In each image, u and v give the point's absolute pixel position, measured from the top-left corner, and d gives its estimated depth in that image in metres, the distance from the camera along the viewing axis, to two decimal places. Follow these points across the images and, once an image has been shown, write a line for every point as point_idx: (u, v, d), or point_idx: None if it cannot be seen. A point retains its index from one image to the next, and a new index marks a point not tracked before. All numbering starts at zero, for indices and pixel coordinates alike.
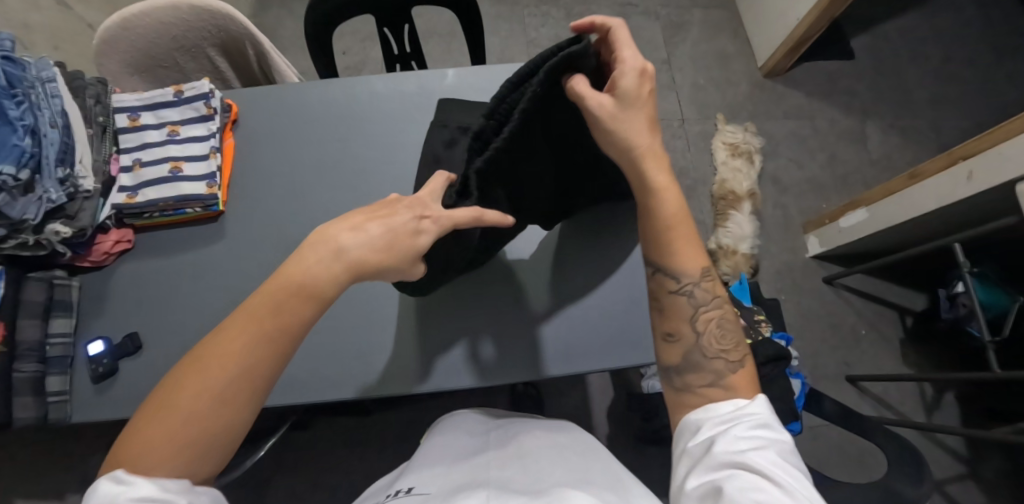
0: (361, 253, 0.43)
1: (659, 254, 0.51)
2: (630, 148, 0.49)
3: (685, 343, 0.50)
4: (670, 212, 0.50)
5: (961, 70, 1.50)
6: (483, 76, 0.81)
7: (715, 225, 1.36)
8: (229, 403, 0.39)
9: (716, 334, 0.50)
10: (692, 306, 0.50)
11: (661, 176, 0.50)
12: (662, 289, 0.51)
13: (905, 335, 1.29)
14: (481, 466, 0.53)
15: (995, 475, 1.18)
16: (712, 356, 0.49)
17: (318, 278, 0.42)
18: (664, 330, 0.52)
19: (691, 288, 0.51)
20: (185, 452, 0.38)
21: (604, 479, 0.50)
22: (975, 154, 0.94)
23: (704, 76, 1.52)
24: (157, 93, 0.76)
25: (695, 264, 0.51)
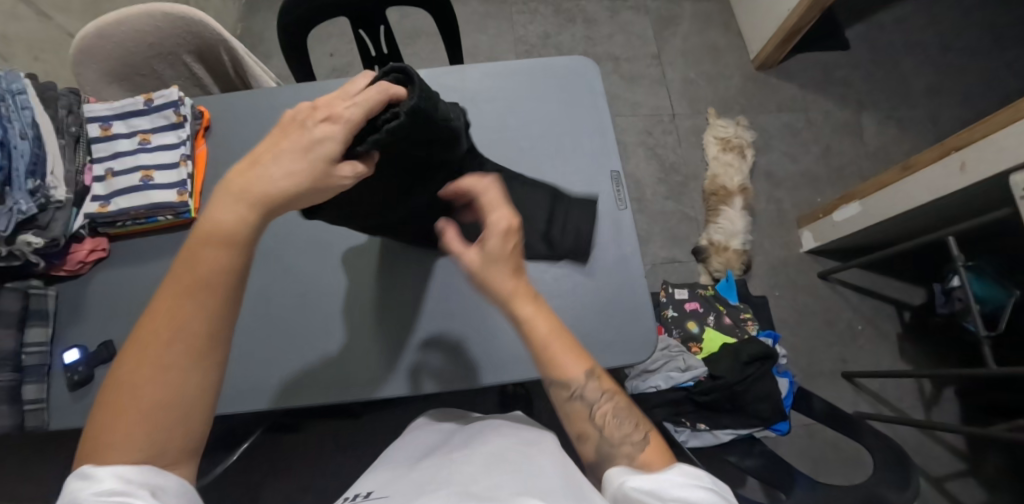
0: (272, 180, 0.37)
1: (546, 372, 0.48)
2: (495, 289, 0.48)
3: (592, 440, 0.48)
4: (543, 331, 0.47)
5: (960, 58, 1.46)
6: (453, 77, 0.82)
7: (706, 221, 1.34)
8: (192, 367, 0.34)
9: (615, 425, 0.48)
10: (586, 408, 0.48)
11: (527, 308, 0.47)
12: (558, 400, 0.48)
13: (904, 330, 1.26)
14: (442, 469, 0.51)
15: (997, 472, 1.15)
16: (617, 443, 0.47)
17: (227, 218, 0.36)
18: (572, 433, 0.50)
19: (583, 392, 0.48)
20: (143, 427, 0.33)
21: (561, 481, 0.48)
22: (968, 145, 0.91)
23: (694, 70, 1.49)
24: (127, 102, 0.76)
25: (579, 367, 0.48)
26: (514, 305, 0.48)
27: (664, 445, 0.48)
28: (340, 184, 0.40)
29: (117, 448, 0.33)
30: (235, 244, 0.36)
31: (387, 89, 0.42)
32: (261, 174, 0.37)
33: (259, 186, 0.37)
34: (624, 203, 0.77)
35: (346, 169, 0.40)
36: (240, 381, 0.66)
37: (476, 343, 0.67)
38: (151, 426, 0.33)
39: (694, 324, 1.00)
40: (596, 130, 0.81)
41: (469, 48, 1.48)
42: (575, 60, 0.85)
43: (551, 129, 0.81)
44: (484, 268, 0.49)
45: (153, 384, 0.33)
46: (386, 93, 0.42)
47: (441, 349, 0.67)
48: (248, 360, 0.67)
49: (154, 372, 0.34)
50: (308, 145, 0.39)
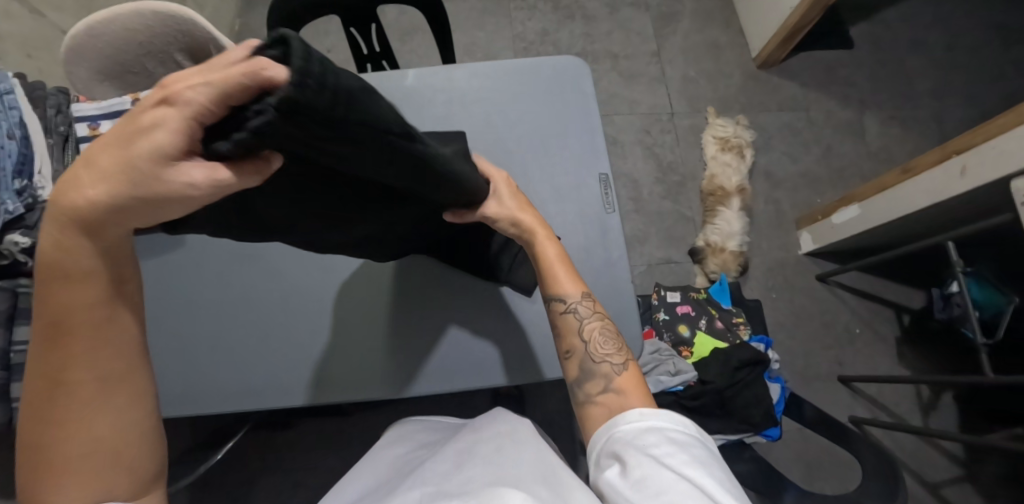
0: (87, 206, 0.29)
1: (545, 285, 0.58)
2: (517, 222, 0.57)
3: (576, 355, 0.54)
4: (546, 247, 0.58)
5: (966, 57, 1.43)
6: (443, 76, 0.82)
7: (703, 221, 1.32)
8: (107, 412, 0.35)
9: (601, 342, 0.54)
10: (578, 322, 0.56)
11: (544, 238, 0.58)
12: (554, 311, 0.57)
13: (902, 334, 1.25)
14: (417, 469, 0.52)
15: (995, 479, 1.14)
16: (599, 360, 0.53)
17: (65, 258, 0.31)
18: (562, 350, 0.56)
19: (578, 304, 0.56)
20: (78, 473, 0.35)
21: (535, 468, 0.48)
22: (969, 149, 0.89)
23: (695, 68, 1.47)
24: (115, 102, 0.75)
25: (576, 285, 0.57)
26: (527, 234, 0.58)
27: (641, 376, 0.52)
28: (182, 191, 0.28)
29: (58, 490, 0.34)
30: (89, 283, 0.32)
31: (259, 68, 0.24)
32: (80, 182, 0.28)
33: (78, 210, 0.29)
34: (611, 207, 0.77)
35: (196, 175, 0.27)
36: (229, 384, 0.67)
37: (457, 349, 0.68)
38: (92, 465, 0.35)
39: (686, 328, 0.99)
40: (585, 131, 0.80)
41: (467, 44, 1.47)
42: (565, 60, 0.84)
43: (540, 130, 0.80)
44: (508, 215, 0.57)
45: (76, 429, 0.34)
46: (256, 76, 0.24)
47: (424, 354, 0.68)
48: (235, 361, 0.68)
49: (75, 417, 0.34)
50: (132, 135, 0.27)
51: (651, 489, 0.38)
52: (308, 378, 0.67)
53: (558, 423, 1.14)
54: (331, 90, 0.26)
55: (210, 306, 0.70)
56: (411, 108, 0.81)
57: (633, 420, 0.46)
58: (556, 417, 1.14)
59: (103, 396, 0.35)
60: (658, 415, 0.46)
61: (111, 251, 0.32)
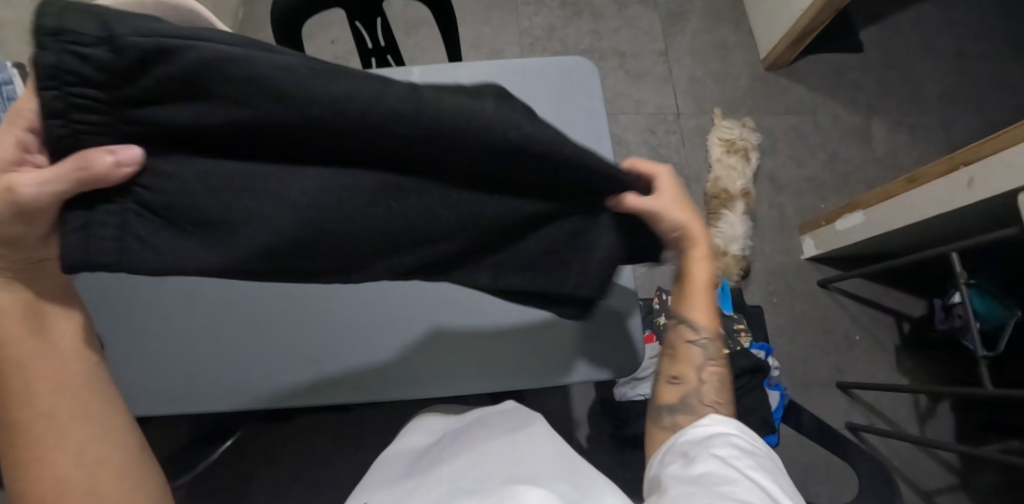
0: None
1: (682, 306, 0.60)
2: (682, 228, 0.51)
3: (686, 387, 0.58)
4: (698, 270, 0.57)
5: (976, 64, 1.42)
6: (447, 75, 0.81)
7: (707, 224, 1.32)
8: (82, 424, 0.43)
9: (715, 388, 0.58)
10: (702, 357, 0.59)
11: (700, 261, 0.56)
12: (680, 336, 0.60)
13: (902, 342, 1.25)
14: (434, 465, 0.56)
15: (989, 489, 1.14)
16: (704, 403, 0.57)
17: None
18: (670, 373, 0.60)
19: (705, 341, 0.59)
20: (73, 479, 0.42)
21: (554, 471, 0.51)
22: (976, 161, 0.89)
23: (702, 68, 1.46)
24: None
25: (710, 321, 0.59)
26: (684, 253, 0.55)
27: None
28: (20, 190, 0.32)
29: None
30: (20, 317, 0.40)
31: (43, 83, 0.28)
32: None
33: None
34: None
35: (26, 182, 0.32)
36: (227, 382, 0.66)
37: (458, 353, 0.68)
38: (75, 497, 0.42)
39: None
40: (590, 135, 0.79)
41: (473, 38, 1.45)
42: (573, 61, 0.83)
43: None
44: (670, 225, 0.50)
45: (51, 455, 0.42)
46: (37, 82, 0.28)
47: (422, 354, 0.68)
48: (235, 360, 0.67)
49: (45, 457, 0.42)
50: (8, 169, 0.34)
51: (714, 479, 0.46)
52: (306, 376, 0.67)
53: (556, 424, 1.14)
54: (122, 43, 0.27)
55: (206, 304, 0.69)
56: None
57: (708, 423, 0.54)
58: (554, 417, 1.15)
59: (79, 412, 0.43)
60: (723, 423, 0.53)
61: (26, 282, 0.41)
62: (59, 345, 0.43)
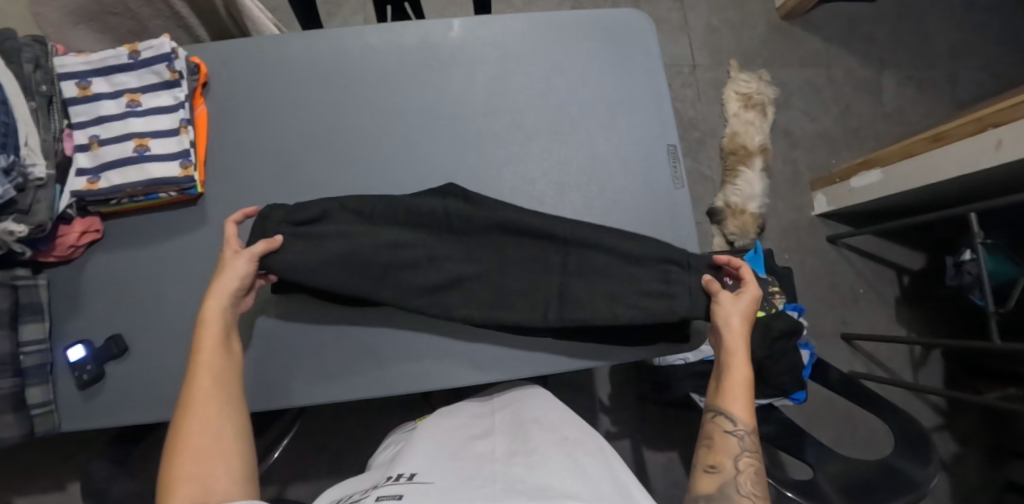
0: (222, 285, 0.57)
1: (720, 398, 0.57)
2: (727, 328, 0.59)
3: (723, 476, 0.53)
4: (735, 363, 0.58)
5: (983, 17, 1.42)
6: (493, 28, 0.72)
7: (724, 181, 1.29)
8: (225, 398, 0.53)
9: (751, 479, 0.53)
10: (739, 447, 0.54)
11: (738, 362, 0.58)
12: (717, 427, 0.56)
13: (902, 293, 1.31)
14: (484, 464, 0.47)
15: (972, 427, 1.24)
16: (743, 494, 0.51)
17: (213, 314, 0.56)
18: (706, 461, 0.55)
19: (743, 432, 0.55)
20: (198, 443, 0.49)
21: (615, 483, 0.47)
22: (1006, 123, 0.89)
23: (718, 17, 1.39)
24: (109, 55, 0.64)
25: (747, 412, 0.56)
26: (736, 339, 0.58)
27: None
28: (243, 265, 0.59)
29: (178, 484, 0.46)
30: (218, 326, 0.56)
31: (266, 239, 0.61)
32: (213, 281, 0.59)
33: (220, 290, 0.57)
34: (680, 181, 0.72)
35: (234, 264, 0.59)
36: (273, 377, 0.65)
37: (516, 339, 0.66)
38: (204, 456, 0.49)
39: None
40: (651, 98, 0.74)
41: None
42: (624, 12, 0.76)
43: (602, 95, 0.73)
44: (729, 313, 0.60)
45: (196, 420, 0.50)
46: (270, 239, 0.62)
47: (478, 346, 0.66)
48: (286, 355, 0.65)
49: (187, 421, 0.50)
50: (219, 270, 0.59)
51: None
52: (359, 372, 0.65)
53: (580, 385, 1.15)
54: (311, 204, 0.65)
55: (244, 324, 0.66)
56: (459, 66, 0.71)
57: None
58: (579, 380, 1.15)
59: (222, 393, 0.53)
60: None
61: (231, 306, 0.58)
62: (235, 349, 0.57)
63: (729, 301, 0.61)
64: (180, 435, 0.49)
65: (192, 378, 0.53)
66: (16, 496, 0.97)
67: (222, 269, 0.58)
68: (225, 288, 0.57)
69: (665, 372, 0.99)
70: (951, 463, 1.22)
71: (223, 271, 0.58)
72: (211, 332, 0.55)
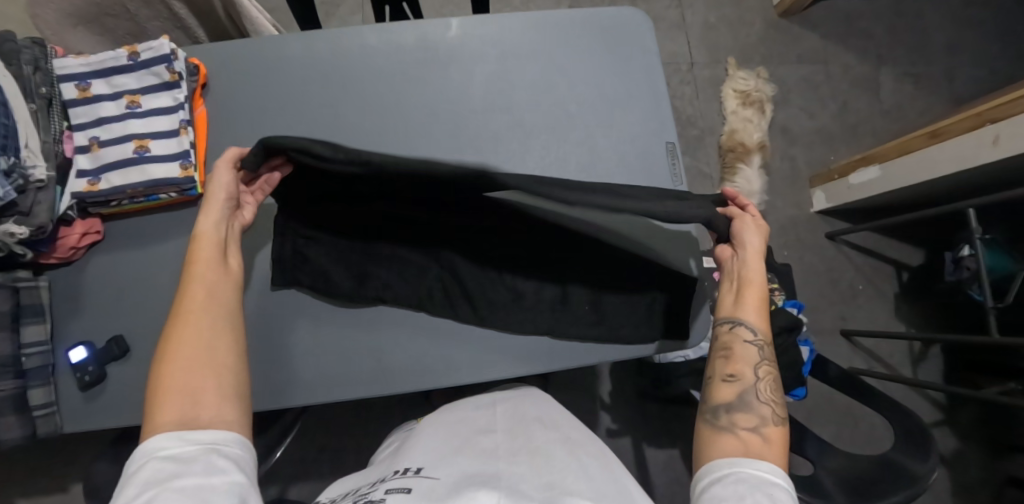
0: (212, 194, 0.55)
1: (735, 311, 0.58)
2: (747, 248, 0.59)
3: (742, 384, 0.54)
4: (753, 277, 0.58)
5: (981, 13, 1.42)
6: (491, 26, 0.72)
7: (722, 179, 1.29)
8: (218, 311, 0.51)
9: (769, 387, 0.54)
10: (758, 357, 0.55)
11: (756, 276, 0.58)
12: (735, 337, 0.56)
13: (901, 289, 1.31)
14: (488, 459, 0.47)
15: (971, 422, 1.24)
16: (761, 401, 0.53)
17: (205, 225, 0.54)
18: (725, 371, 0.56)
19: (760, 343, 0.56)
20: (189, 358, 0.47)
21: (614, 486, 0.47)
22: (1003, 118, 0.89)
23: (715, 14, 1.40)
24: (108, 56, 0.64)
25: (762, 325, 0.57)
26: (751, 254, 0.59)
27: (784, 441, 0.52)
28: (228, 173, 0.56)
29: (169, 396, 0.45)
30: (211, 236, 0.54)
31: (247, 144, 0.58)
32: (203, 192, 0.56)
33: (212, 200, 0.55)
34: (679, 178, 0.72)
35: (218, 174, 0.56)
36: (274, 376, 0.65)
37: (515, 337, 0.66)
38: (198, 367, 0.47)
39: None
40: (650, 96, 0.74)
41: None
42: (623, 10, 0.76)
43: (600, 93, 0.73)
44: (745, 231, 0.60)
45: (188, 329, 0.48)
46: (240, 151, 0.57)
47: (473, 348, 0.66)
48: (287, 354, 0.65)
49: (179, 331, 0.48)
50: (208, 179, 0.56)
51: None
52: (359, 371, 0.65)
53: (580, 383, 1.15)
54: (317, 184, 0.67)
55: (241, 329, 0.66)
56: (458, 64, 0.71)
57: (765, 473, 0.46)
58: (579, 378, 1.15)
59: (214, 303, 0.51)
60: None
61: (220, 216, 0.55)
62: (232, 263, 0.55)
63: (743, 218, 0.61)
64: (174, 345, 0.48)
65: (184, 289, 0.51)
66: (17, 497, 0.97)
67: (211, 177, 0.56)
68: (215, 198, 0.55)
69: (665, 369, 0.99)
70: (951, 458, 1.22)
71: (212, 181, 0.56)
72: (206, 243, 0.53)
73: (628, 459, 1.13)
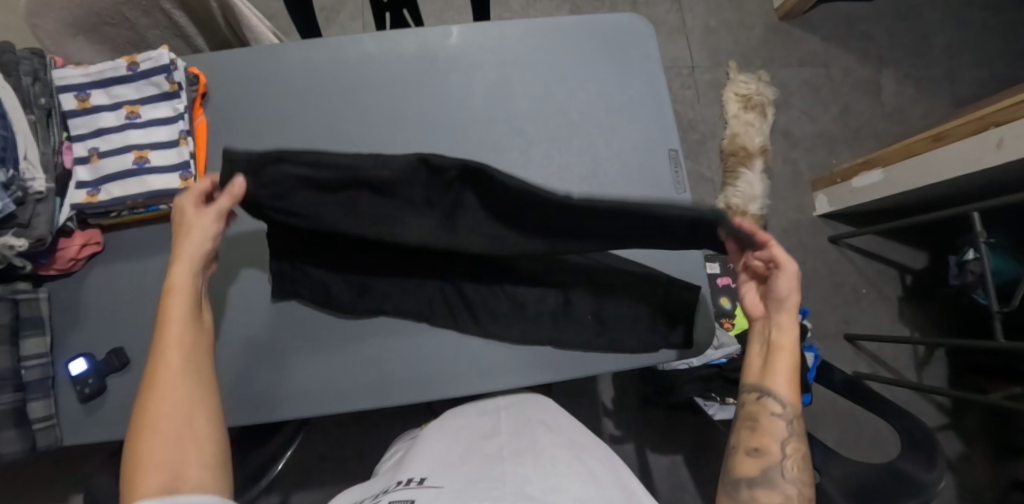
0: (187, 250, 0.52)
1: (762, 380, 0.56)
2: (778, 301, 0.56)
3: (768, 459, 0.53)
4: (782, 344, 0.56)
5: (983, 14, 1.42)
6: (492, 34, 0.72)
7: (724, 183, 1.29)
8: (200, 382, 0.49)
9: (798, 465, 0.53)
10: (785, 431, 0.55)
11: (785, 339, 0.56)
12: (764, 410, 0.55)
13: (905, 293, 1.31)
14: (492, 467, 0.46)
15: (977, 426, 1.24)
16: (788, 479, 0.52)
17: (178, 285, 0.52)
18: (750, 443, 0.55)
19: (789, 417, 0.55)
20: (166, 433, 0.46)
21: (620, 492, 0.45)
22: (1008, 121, 0.89)
23: (716, 18, 1.39)
24: (107, 67, 0.64)
25: (793, 396, 0.55)
26: (784, 316, 0.56)
27: None
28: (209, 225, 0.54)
29: (149, 471, 0.44)
30: (188, 296, 0.52)
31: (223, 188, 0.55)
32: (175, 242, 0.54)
33: (189, 254, 0.53)
34: (682, 186, 0.72)
35: (205, 225, 0.53)
36: (275, 388, 0.64)
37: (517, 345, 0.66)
38: (177, 439, 0.46)
39: (727, 301, 1.01)
40: (652, 103, 0.74)
41: None
42: (625, 18, 0.75)
43: (603, 101, 0.73)
44: (780, 288, 0.55)
45: (164, 400, 0.47)
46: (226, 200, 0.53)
47: (475, 356, 0.66)
48: (286, 365, 0.65)
49: (155, 401, 0.47)
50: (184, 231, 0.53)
51: None
52: (361, 381, 0.65)
53: (582, 389, 1.14)
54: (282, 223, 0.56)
55: (241, 338, 0.66)
56: (459, 73, 0.71)
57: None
58: (582, 385, 1.14)
59: (192, 370, 0.49)
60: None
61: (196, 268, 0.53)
62: (202, 321, 0.54)
63: (787, 280, 0.55)
64: (150, 418, 0.46)
65: (158, 352, 0.49)
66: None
67: (185, 228, 0.53)
68: (194, 251, 0.53)
69: (668, 375, 0.98)
70: (956, 462, 1.21)
71: (187, 234, 0.53)
72: (179, 302, 0.51)
73: (631, 465, 1.12)
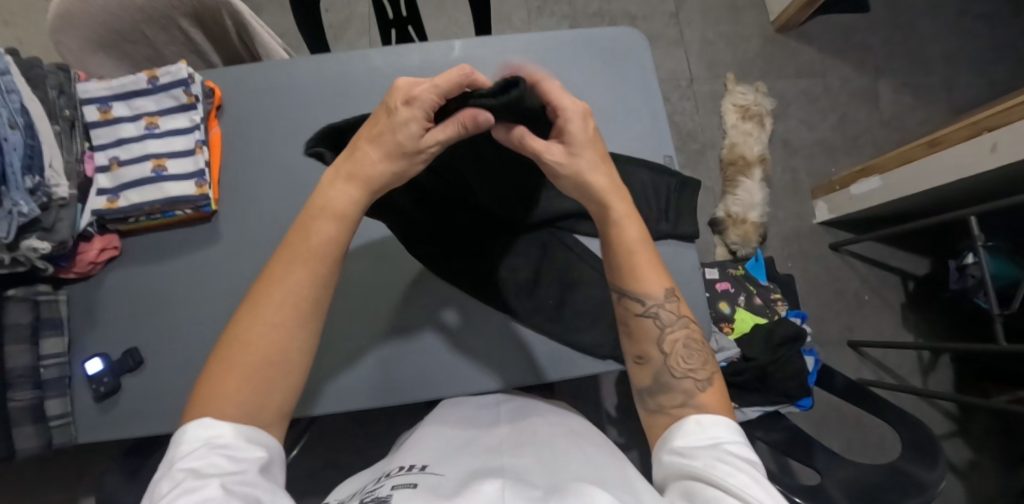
0: (366, 165, 0.47)
1: (623, 280, 0.53)
2: (589, 187, 0.51)
3: (653, 364, 0.51)
4: (625, 234, 0.52)
5: (978, 24, 1.44)
6: (492, 47, 0.75)
7: (724, 192, 1.30)
8: (298, 330, 0.45)
9: (684, 356, 0.51)
10: (658, 328, 0.52)
11: (630, 229, 0.52)
12: (629, 312, 0.52)
13: (907, 299, 1.31)
14: (492, 455, 0.47)
15: (985, 432, 1.22)
16: (679, 376, 0.50)
17: (330, 200, 0.47)
18: (634, 353, 0.53)
19: (657, 309, 0.52)
20: (252, 371, 0.43)
21: (618, 474, 0.45)
22: (1001, 126, 0.90)
23: (714, 30, 1.43)
24: (128, 81, 0.68)
25: (659, 283, 0.52)
26: (612, 199, 0.52)
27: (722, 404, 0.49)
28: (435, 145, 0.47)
29: (224, 408, 0.41)
30: (342, 218, 0.47)
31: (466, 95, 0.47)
32: (366, 146, 0.48)
33: (364, 172, 0.47)
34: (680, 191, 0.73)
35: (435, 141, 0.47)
36: None
37: (511, 345, 0.68)
38: (260, 381, 0.43)
39: (726, 305, 1.03)
40: (647, 111, 0.76)
41: None
42: (620, 30, 0.79)
43: (599, 110, 0.75)
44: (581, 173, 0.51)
45: (264, 332, 0.44)
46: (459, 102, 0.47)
47: (465, 357, 0.67)
48: None
49: (255, 326, 0.44)
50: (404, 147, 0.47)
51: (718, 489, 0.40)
52: (360, 379, 0.66)
53: (585, 395, 1.15)
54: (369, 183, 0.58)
55: None
56: None
57: (690, 436, 0.45)
58: (585, 391, 1.15)
59: (302, 310, 0.46)
60: (762, 483, 0.40)
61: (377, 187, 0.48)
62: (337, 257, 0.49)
63: (580, 126, 0.51)
64: (238, 348, 0.43)
65: (279, 272, 0.46)
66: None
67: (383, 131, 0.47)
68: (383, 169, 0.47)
69: None
70: (965, 470, 1.20)
71: (382, 137, 0.47)
72: (327, 220, 0.47)
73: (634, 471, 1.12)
